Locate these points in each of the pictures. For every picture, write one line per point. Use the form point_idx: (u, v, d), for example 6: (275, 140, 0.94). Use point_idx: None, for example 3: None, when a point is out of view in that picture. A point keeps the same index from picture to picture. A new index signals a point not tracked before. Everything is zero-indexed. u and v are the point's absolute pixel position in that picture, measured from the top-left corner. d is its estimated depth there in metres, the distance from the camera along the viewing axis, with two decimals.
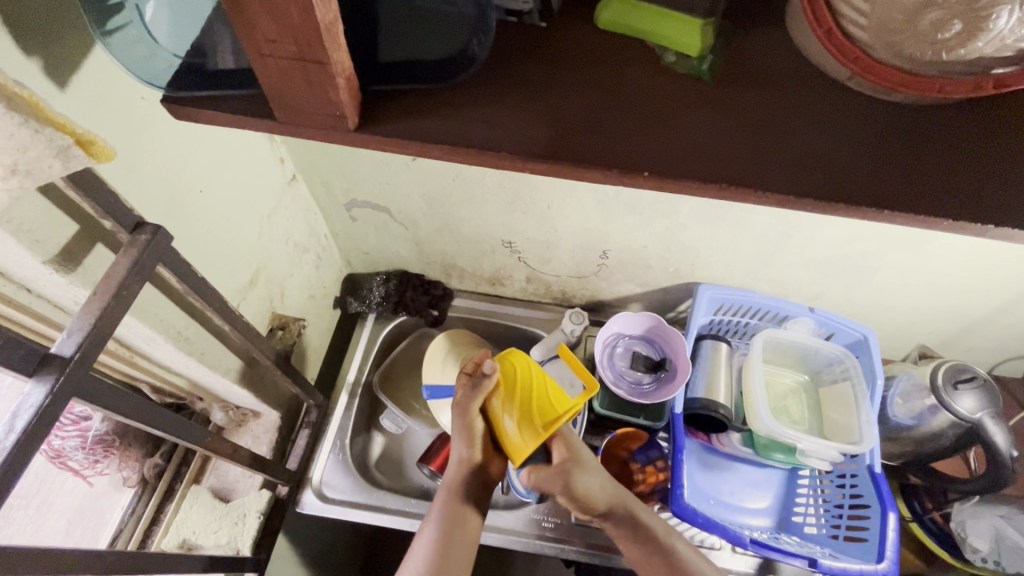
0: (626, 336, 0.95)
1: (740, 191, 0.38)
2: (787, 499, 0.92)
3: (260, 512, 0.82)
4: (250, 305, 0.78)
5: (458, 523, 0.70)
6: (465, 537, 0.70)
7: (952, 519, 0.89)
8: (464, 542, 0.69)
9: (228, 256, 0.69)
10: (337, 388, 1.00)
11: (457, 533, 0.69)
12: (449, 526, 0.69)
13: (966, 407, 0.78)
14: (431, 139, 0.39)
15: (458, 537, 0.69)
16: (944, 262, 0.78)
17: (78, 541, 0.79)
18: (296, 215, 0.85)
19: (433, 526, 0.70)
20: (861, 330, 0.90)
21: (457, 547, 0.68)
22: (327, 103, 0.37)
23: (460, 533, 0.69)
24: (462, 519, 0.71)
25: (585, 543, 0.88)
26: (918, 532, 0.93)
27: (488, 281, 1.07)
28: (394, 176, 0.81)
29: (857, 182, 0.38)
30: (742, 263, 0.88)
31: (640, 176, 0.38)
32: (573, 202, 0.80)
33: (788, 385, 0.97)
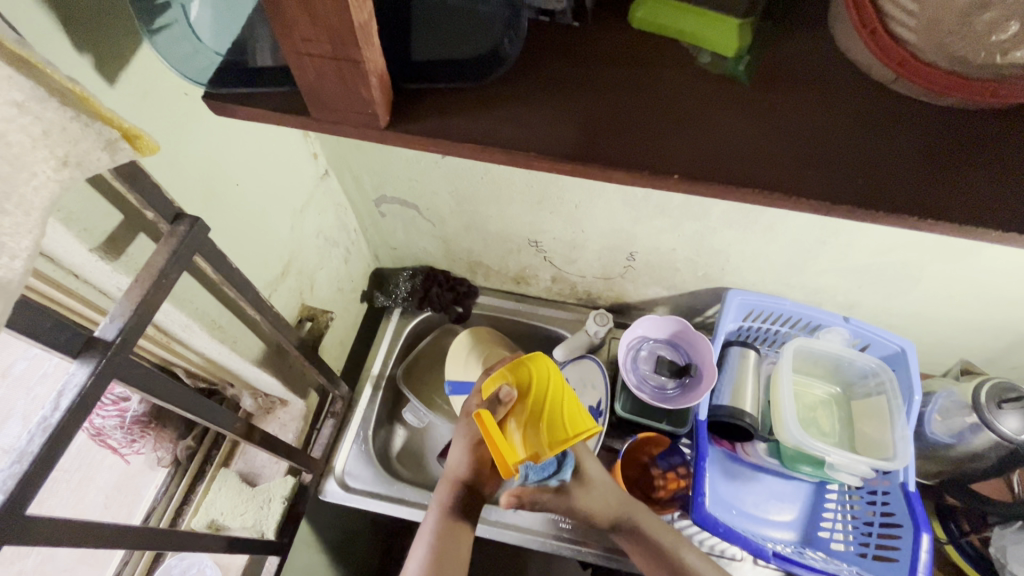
0: (651, 340, 0.93)
1: (772, 197, 0.37)
2: (813, 514, 0.89)
3: (285, 497, 0.84)
4: (281, 296, 0.80)
5: (449, 537, 0.69)
6: (457, 553, 0.68)
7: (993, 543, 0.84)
8: (456, 560, 0.67)
9: (262, 248, 0.71)
10: (361, 380, 1.02)
11: (450, 550, 0.68)
12: (442, 544, 0.68)
13: (1010, 427, 0.75)
14: (459, 138, 0.39)
15: (447, 551, 0.67)
16: (992, 274, 0.75)
17: (116, 514, 0.82)
18: (327, 209, 0.87)
19: (425, 545, 0.68)
20: (900, 342, 0.86)
21: (451, 565, 0.66)
22: (360, 101, 0.38)
23: (451, 551, 0.67)
24: (452, 534, 0.69)
25: (601, 546, 0.87)
26: (952, 553, 0.89)
27: (513, 279, 1.07)
28: (424, 174, 0.82)
29: (899, 189, 0.37)
30: (774, 269, 0.86)
31: (668, 179, 0.37)
32: (601, 202, 0.79)
33: (818, 397, 0.94)
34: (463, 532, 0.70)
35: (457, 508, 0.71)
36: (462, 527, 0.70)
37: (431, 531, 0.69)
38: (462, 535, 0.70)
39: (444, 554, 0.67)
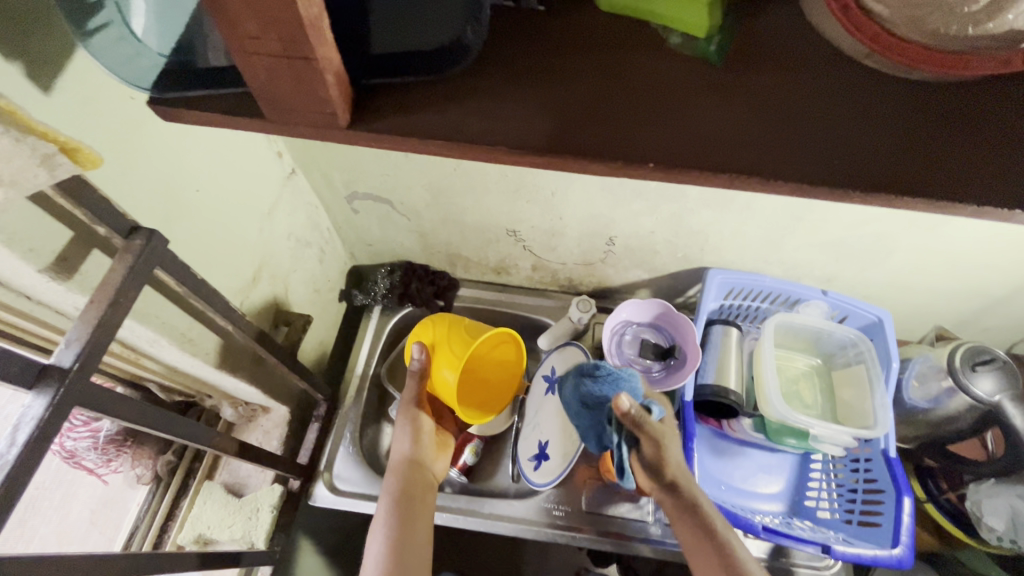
0: (635, 324, 0.93)
1: (747, 181, 0.36)
2: (799, 483, 0.91)
3: (273, 506, 0.82)
4: (254, 303, 0.77)
5: (405, 523, 0.72)
6: (412, 537, 0.70)
7: (967, 498, 0.86)
8: (413, 543, 0.69)
9: (230, 255, 0.68)
10: (345, 381, 1.01)
11: (407, 533, 0.70)
12: (398, 530, 0.70)
13: (983, 389, 0.77)
14: (426, 134, 0.37)
15: (405, 538, 0.69)
16: (964, 241, 0.76)
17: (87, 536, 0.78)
18: (296, 209, 0.84)
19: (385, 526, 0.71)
20: (877, 312, 0.88)
21: (409, 545, 0.69)
22: (319, 101, 0.35)
23: (407, 533, 0.70)
24: (408, 521, 0.72)
25: (595, 530, 0.89)
26: (931, 511, 0.93)
27: (493, 270, 1.06)
28: (397, 168, 0.79)
29: (876, 167, 0.36)
30: (753, 247, 0.87)
31: (645, 167, 0.36)
32: (578, 188, 0.78)
33: (800, 369, 0.95)
34: (418, 517, 0.73)
35: (407, 492, 0.77)
36: (415, 512, 0.74)
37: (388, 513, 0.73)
38: (417, 513, 0.74)
39: (404, 530, 0.70)
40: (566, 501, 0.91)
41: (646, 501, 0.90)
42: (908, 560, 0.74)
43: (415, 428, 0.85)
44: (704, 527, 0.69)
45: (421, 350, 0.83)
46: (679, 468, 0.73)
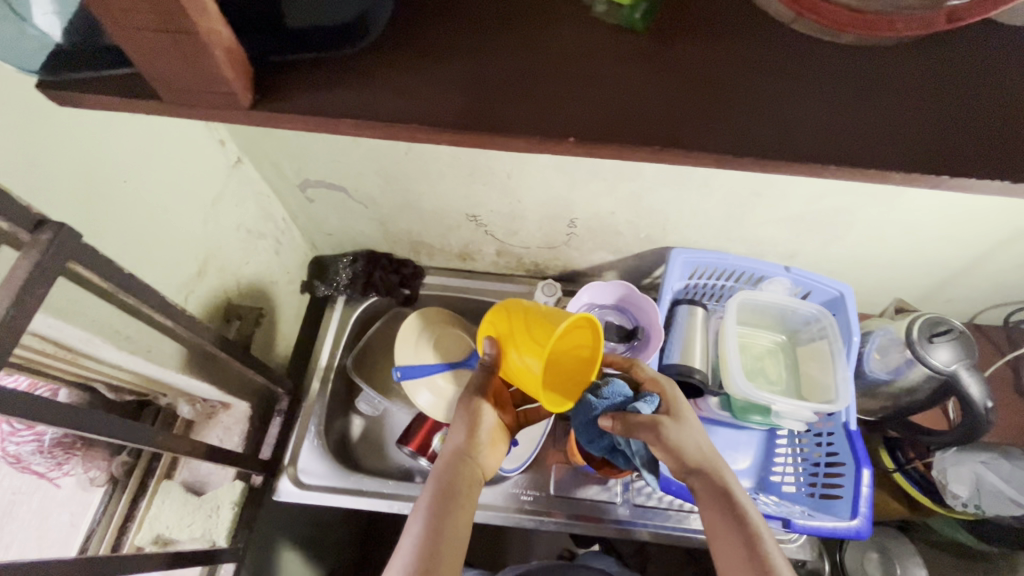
0: (597, 306, 0.92)
1: (671, 154, 0.35)
2: (765, 459, 0.92)
3: (234, 502, 0.81)
4: (200, 297, 0.74)
5: (445, 516, 0.63)
6: (451, 534, 0.61)
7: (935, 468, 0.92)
8: (452, 542, 0.61)
9: (169, 248, 0.66)
10: (310, 374, 0.99)
11: (447, 528, 0.61)
12: (439, 522, 0.62)
13: (941, 360, 0.77)
14: (336, 113, 0.35)
15: (443, 533, 0.61)
16: (920, 212, 0.76)
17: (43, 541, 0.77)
18: (245, 199, 0.81)
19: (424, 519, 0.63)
20: (838, 287, 0.89)
21: (448, 544, 0.60)
22: (214, 81, 0.33)
23: (446, 526, 0.61)
24: (449, 513, 0.63)
25: (564, 514, 0.89)
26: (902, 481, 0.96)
27: (458, 256, 1.05)
28: (347, 153, 0.77)
29: (802, 135, 0.35)
30: (714, 225, 0.86)
31: (565, 142, 0.35)
32: (533, 170, 0.77)
33: (764, 346, 0.96)
34: (461, 513, 0.64)
35: (453, 483, 0.66)
36: (458, 505, 0.64)
37: (430, 504, 0.64)
38: (463, 510, 0.64)
39: (443, 527, 0.61)
40: (534, 486, 0.91)
41: (616, 483, 0.90)
42: (866, 530, 0.75)
43: (471, 418, 0.72)
44: (740, 525, 0.60)
45: (490, 344, 0.67)
46: (703, 457, 0.64)
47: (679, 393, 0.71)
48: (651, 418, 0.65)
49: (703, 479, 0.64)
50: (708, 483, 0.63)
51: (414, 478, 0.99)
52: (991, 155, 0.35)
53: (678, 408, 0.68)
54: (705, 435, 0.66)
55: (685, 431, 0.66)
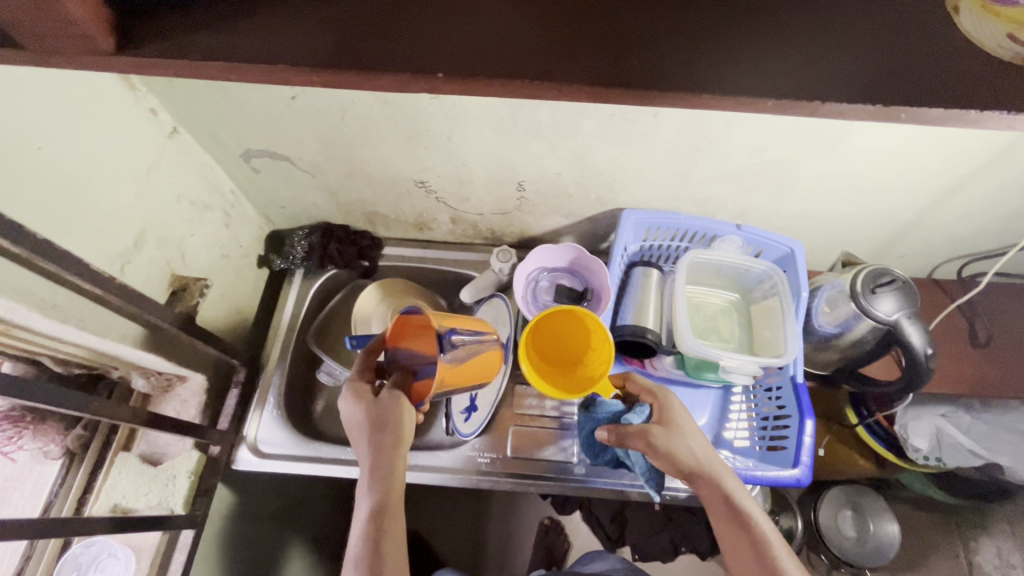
0: (548, 270, 0.92)
1: (539, 86, 0.35)
2: (721, 416, 0.92)
3: (191, 471, 0.83)
4: (140, 268, 0.74)
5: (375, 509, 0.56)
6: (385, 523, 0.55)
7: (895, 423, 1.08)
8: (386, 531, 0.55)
9: (96, 218, 0.65)
10: (268, 346, 0.99)
11: (377, 518, 0.55)
12: (370, 521, 0.55)
13: (884, 310, 0.77)
14: (200, 58, 0.35)
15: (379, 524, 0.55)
16: (862, 163, 0.75)
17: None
18: (184, 169, 0.80)
19: (359, 520, 0.56)
20: (789, 244, 0.89)
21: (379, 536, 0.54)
22: (63, 24, 0.32)
23: (376, 522, 0.55)
24: (378, 505, 0.56)
25: (519, 474, 0.90)
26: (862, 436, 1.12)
27: (415, 226, 1.04)
28: (281, 119, 0.76)
29: (674, 66, 0.35)
30: (662, 184, 0.85)
31: (434, 78, 0.35)
32: (471, 131, 0.76)
33: (718, 305, 0.96)
34: (386, 499, 0.57)
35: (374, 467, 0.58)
36: (382, 486, 0.57)
37: (362, 504, 0.57)
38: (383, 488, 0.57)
39: (380, 524, 0.55)
40: (492, 449, 0.92)
41: (573, 444, 0.91)
42: (806, 479, 0.77)
43: (354, 392, 0.61)
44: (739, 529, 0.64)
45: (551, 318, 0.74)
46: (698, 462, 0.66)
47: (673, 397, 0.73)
48: (642, 427, 0.68)
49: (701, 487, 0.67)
50: (709, 489, 0.66)
51: None
52: (865, 75, 0.35)
53: (670, 414, 0.70)
54: (700, 437, 0.68)
55: (681, 433, 0.68)
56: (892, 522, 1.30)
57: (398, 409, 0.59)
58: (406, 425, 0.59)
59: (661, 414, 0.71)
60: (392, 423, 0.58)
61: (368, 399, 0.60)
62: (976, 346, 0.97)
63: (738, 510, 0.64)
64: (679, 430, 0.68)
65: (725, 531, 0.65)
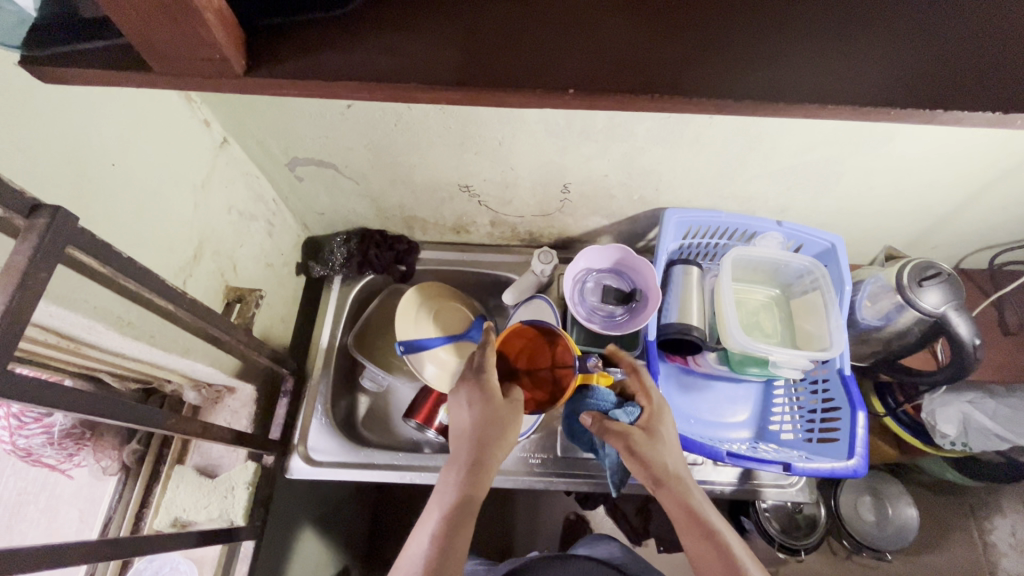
0: (595, 271, 0.93)
1: (670, 97, 0.35)
2: (764, 410, 0.95)
3: (248, 482, 0.81)
4: (199, 281, 0.74)
5: (457, 521, 0.64)
6: (461, 536, 0.63)
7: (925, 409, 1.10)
8: (461, 542, 0.63)
9: (161, 233, 0.65)
10: (311, 354, 0.99)
11: (457, 527, 0.64)
12: (448, 525, 0.64)
13: (931, 303, 0.79)
14: (330, 75, 0.35)
15: (457, 530, 0.64)
16: (906, 159, 0.77)
17: (53, 530, 0.77)
18: (234, 180, 0.80)
19: (438, 515, 0.65)
20: (829, 239, 0.90)
21: (455, 546, 0.62)
22: (204, 45, 0.32)
23: (456, 529, 0.63)
24: (462, 518, 0.64)
25: (572, 473, 0.91)
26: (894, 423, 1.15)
27: (452, 229, 1.04)
28: (333, 127, 0.76)
29: (797, 75, 0.36)
30: (706, 184, 0.87)
31: (564, 94, 0.35)
32: (524, 135, 0.76)
33: (759, 301, 0.97)
34: (468, 514, 0.65)
35: (473, 471, 0.68)
36: (472, 497, 0.66)
37: (443, 500, 0.66)
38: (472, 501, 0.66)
39: (458, 521, 0.64)
40: (541, 449, 0.93)
41: None
42: (862, 469, 0.79)
43: (480, 397, 0.71)
44: (706, 540, 0.65)
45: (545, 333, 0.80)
46: (671, 472, 0.68)
47: (665, 409, 0.74)
48: (625, 428, 0.70)
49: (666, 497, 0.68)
50: (672, 500, 0.68)
51: (423, 450, 1.01)
52: (983, 83, 0.36)
53: (654, 423, 0.72)
54: (676, 452, 0.71)
55: (659, 445, 0.70)
56: (910, 505, 1.33)
57: (514, 418, 0.70)
58: (509, 440, 0.70)
59: (648, 420, 0.72)
60: (505, 435, 0.69)
61: (492, 410, 0.70)
62: (1007, 334, 0.99)
63: (702, 522, 0.65)
64: (656, 439, 0.70)
65: (694, 545, 0.65)
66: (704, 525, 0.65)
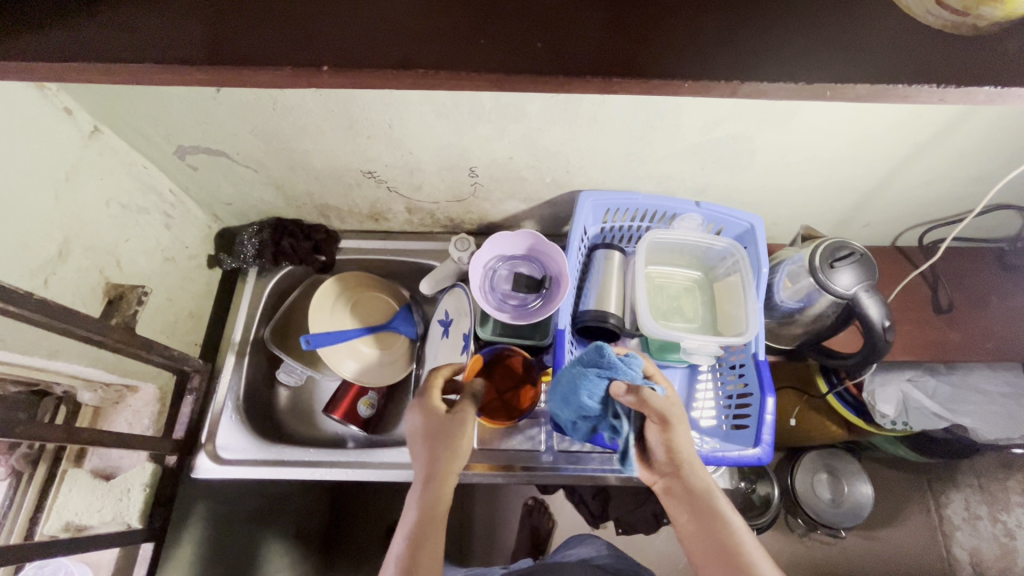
0: (508, 258, 0.90)
1: (440, 76, 0.32)
2: (688, 396, 0.92)
3: (146, 485, 0.81)
4: (67, 280, 0.70)
5: (424, 536, 0.61)
6: (428, 551, 0.60)
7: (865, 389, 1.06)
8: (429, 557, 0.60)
9: (9, 233, 0.61)
10: (224, 349, 0.97)
11: (424, 542, 0.61)
12: (414, 539, 0.61)
13: (843, 284, 0.76)
14: (52, 55, 0.32)
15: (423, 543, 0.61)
16: (813, 135, 0.73)
17: None
18: (111, 171, 0.76)
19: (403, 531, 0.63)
20: (748, 219, 0.87)
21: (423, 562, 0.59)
22: None
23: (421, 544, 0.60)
24: (426, 532, 0.61)
25: (485, 465, 0.89)
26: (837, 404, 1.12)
27: (370, 217, 1.01)
28: (207, 113, 0.71)
29: (575, 48, 0.33)
30: (617, 165, 0.83)
31: (320, 72, 0.32)
32: (414, 117, 0.72)
33: (681, 285, 0.95)
34: (434, 526, 0.62)
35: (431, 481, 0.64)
36: (434, 505, 0.63)
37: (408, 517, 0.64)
38: (434, 510, 0.63)
39: (423, 532, 0.61)
40: None
41: (540, 432, 0.91)
42: (766, 458, 0.77)
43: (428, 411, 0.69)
44: (715, 530, 0.62)
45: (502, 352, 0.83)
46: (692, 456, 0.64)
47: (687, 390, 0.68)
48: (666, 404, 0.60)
49: (678, 478, 0.65)
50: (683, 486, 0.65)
51: (347, 444, 0.99)
52: (786, 54, 0.33)
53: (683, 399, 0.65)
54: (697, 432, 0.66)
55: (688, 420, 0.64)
56: (866, 483, 1.33)
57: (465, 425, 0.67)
58: (463, 444, 0.66)
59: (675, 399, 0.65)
60: (457, 441, 0.66)
61: (441, 416, 0.67)
62: (939, 313, 0.97)
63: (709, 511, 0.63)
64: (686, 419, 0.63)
65: (698, 534, 0.63)
66: (712, 516, 0.63)
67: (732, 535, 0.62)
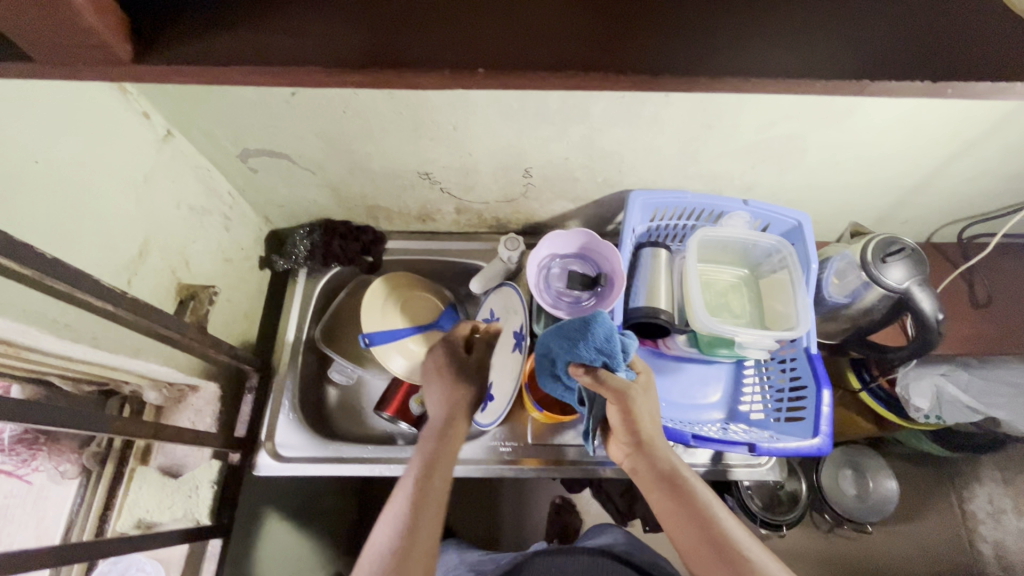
0: (560, 257, 0.92)
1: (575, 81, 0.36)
2: (734, 391, 0.95)
3: (213, 481, 0.84)
4: (145, 280, 0.72)
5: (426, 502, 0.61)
6: (428, 518, 0.60)
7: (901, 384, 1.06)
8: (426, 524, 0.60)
9: (98, 234, 0.63)
10: (278, 349, 0.98)
11: (424, 509, 0.61)
12: (417, 504, 0.61)
13: (895, 278, 0.78)
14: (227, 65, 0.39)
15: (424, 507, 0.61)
16: (867, 133, 0.75)
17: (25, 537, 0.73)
18: (181, 174, 0.78)
19: (404, 497, 0.63)
20: (795, 217, 0.89)
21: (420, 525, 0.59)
22: (83, 31, 0.37)
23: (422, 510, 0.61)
24: (429, 499, 0.62)
25: (540, 461, 0.91)
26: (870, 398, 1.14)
27: (418, 218, 1.03)
28: (278, 117, 0.73)
29: (678, 58, 0.38)
30: (669, 164, 0.85)
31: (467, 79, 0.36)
32: (479, 120, 0.74)
33: (728, 282, 0.97)
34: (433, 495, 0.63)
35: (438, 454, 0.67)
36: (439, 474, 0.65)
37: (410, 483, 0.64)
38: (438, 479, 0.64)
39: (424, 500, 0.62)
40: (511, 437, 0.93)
41: None
42: (827, 447, 0.79)
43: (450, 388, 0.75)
44: (694, 520, 0.61)
45: None
46: (653, 432, 0.67)
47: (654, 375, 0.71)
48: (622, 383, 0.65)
49: (642, 454, 0.67)
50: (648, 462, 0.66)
51: (396, 442, 1.01)
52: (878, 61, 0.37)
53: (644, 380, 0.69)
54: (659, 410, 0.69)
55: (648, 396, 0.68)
56: (890, 478, 1.34)
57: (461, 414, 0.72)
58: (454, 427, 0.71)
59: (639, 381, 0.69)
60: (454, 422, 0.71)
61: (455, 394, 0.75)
62: (978, 307, 0.99)
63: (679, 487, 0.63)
64: (643, 396, 0.67)
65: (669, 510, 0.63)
66: (684, 490, 0.63)
67: (705, 512, 0.61)
